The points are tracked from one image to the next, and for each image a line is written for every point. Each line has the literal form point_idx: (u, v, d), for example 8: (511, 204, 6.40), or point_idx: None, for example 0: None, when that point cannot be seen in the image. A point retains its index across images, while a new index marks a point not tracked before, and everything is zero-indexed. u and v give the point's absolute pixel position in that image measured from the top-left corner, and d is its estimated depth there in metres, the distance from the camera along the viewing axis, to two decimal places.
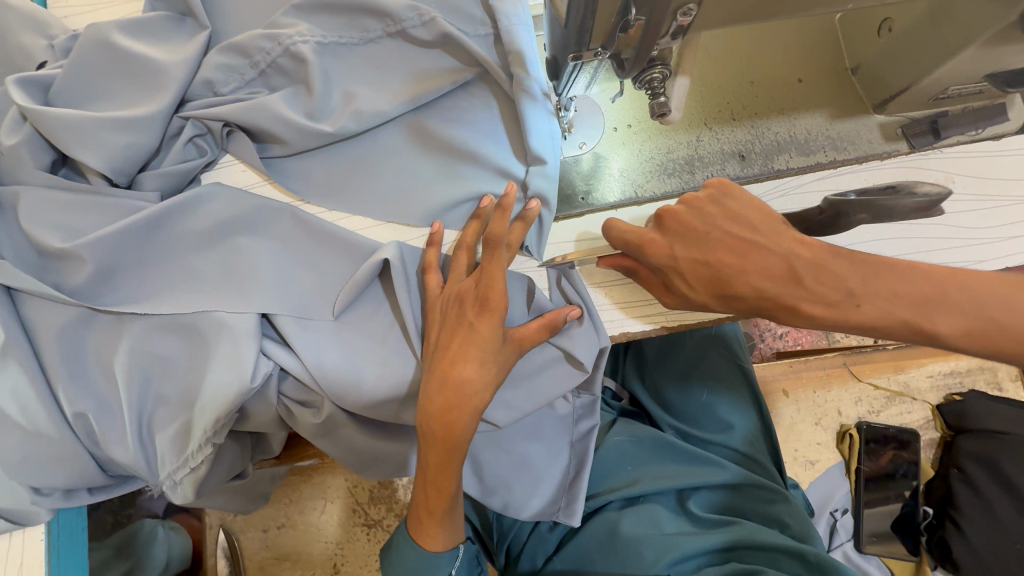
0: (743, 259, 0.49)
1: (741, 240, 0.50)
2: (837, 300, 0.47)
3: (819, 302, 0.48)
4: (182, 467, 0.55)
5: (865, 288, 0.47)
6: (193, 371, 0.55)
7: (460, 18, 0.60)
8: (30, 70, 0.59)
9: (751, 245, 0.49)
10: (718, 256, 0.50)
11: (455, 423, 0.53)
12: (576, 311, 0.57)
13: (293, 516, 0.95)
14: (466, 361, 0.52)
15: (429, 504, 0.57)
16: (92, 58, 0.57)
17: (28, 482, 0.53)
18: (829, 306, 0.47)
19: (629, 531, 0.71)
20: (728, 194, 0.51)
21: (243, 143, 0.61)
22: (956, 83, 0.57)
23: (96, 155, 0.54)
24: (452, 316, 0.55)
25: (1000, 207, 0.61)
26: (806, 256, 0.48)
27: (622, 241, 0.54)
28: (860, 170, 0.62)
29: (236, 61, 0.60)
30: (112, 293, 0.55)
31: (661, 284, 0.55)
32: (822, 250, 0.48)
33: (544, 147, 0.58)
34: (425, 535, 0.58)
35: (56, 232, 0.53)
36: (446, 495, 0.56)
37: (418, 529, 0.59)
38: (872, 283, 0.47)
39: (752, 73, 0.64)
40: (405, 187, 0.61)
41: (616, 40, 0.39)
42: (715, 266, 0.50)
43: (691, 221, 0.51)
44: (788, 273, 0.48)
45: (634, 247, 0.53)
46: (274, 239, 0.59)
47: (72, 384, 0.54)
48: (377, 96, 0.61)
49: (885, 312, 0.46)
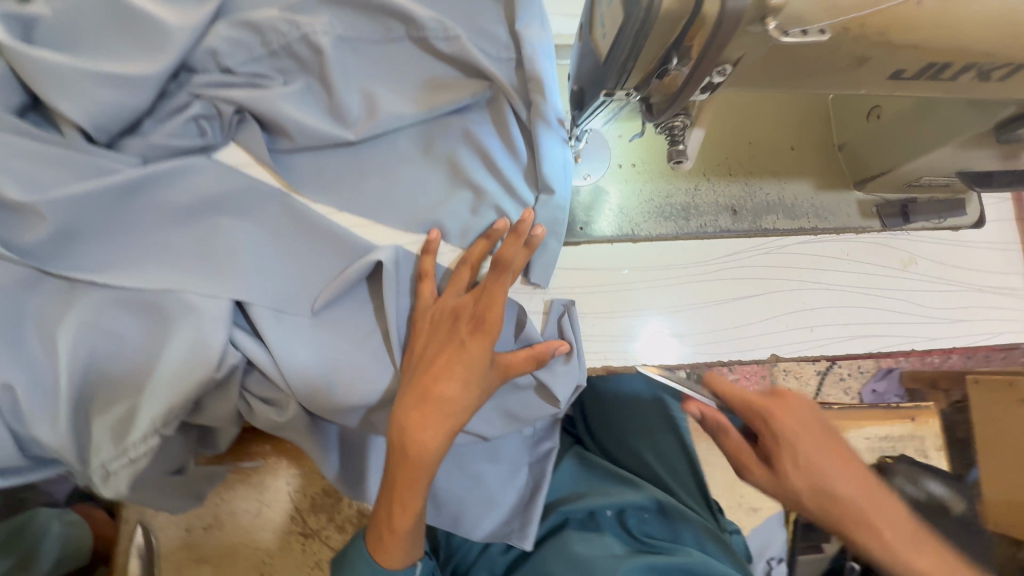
0: (812, 442, 0.51)
1: (821, 424, 0.53)
2: (874, 490, 0.50)
3: (875, 497, 0.50)
4: (119, 457, 0.50)
5: (918, 541, 0.49)
6: (148, 353, 0.51)
7: (484, 39, 0.61)
8: None
9: (833, 434, 0.52)
10: (784, 428, 0.52)
11: (427, 438, 0.50)
12: (564, 348, 0.57)
13: (223, 517, 0.88)
14: (449, 378, 0.51)
15: (390, 522, 0.54)
16: (90, 6, 0.53)
17: None
18: (894, 556, 0.48)
19: (582, 552, 0.71)
20: (811, 410, 0.53)
21: (253, 132, 0.58)
22: (930, 173, 0.62)
23: (77, 107, 0.50)
24: (441, 330, 0.54)
25: (953, 291, 0.67)
26: (862, 489, 0.50)
27: (734, 396, 0.54)
28: (836, 240, 0.67)
29: (245, 36, 0.57)
30: (70, 257, 0.50)
31: (757, 460, 0.54)
32: (875, 490, 0.51)
33: (555, 176, 0.59)
34: (386, 554, 0.55)
35: (15, 182, 0.48)
36: (410, 513, 0.53)
37: (378, 548, 0.55)
38: (921, 535, 0.50)
39: (751, 135, 0.68)
40: (407, 191, 0.60)
41: (651, 85, 0.40)
42: (787, 441, 0.52)
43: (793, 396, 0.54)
44: (847, 458, 0.52)
45: (732, 396, 0.54)
46: (259, 224, 0.56)
47: (4, 352, 0.48)
48: (391, 97, 0.60)
49: (937, 563, 0.48)
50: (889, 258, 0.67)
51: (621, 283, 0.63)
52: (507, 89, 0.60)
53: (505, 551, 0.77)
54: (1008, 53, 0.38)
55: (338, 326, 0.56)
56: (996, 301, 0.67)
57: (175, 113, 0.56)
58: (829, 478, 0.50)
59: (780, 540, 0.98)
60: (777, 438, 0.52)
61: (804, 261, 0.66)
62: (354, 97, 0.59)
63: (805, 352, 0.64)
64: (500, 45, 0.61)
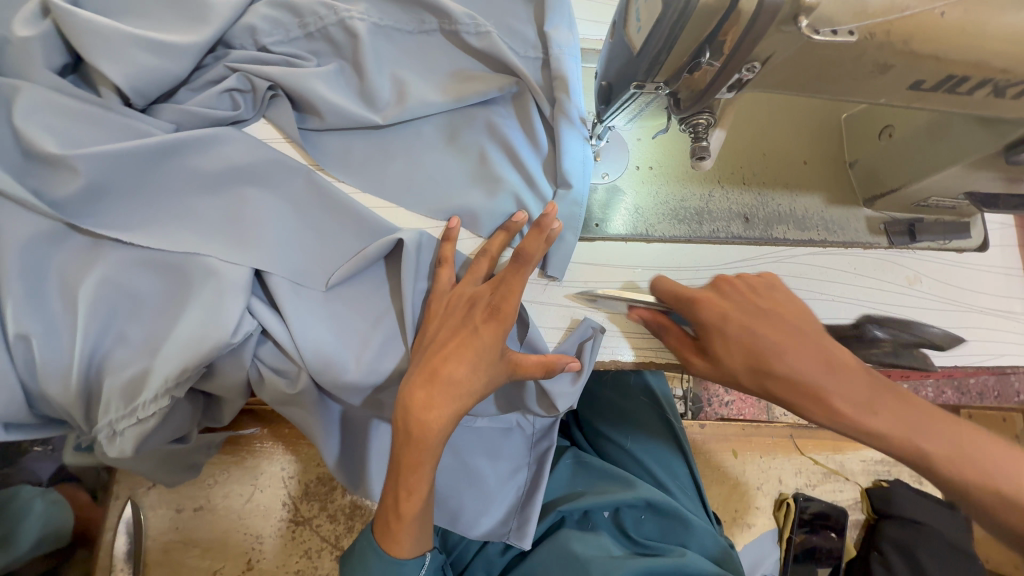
0: (773, 325, 0.53)
1: (758, 305, 0.55)
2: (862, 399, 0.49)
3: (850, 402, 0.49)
4: (128, 416, 0.50)
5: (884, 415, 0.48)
6: (165, 315, 0.51)
7: (513, 37, 0.63)
8: None
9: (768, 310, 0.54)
10: (734, 314, 0.54)
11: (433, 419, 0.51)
12: (575, 365, 0.57)
13: (215, 499, 0.87)
14: (459, 361, 0.52)
15: (397, 507, 0.54)
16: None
17: None
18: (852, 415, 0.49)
19: (580, 551, 0.70)
20: (774, 286, 0.57)
21: (284, 110, 0.59)
22: (937, 193, 0.64)
23: (117, 69, 0.51)
24: (457, 316, 0.54)
25: (957, 311, 0.68)
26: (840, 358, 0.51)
27: (670, 293, 0.57)
28: (844, 254, 0.68)
29: (285, 17, 0.59)
30: (97, 214, 0.51)
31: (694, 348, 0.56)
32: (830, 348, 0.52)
33: (574, 172, 0.60)
34: (391, 540, 0.55)
35: (52, 137, 0.49)
36: (415, 499, 0.53)
37: (384, 534, 0.55)
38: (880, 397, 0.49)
39: (765, 147, 0.69)
40: (429, 176, 0.61)
41: (681, 79, 0.42)
42: (731, 319, 0.53)
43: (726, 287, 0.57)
44: (824, 353, 0.51)
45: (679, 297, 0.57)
46: (283, 197, 0.57)
47: (25, 303, 0.48)
48: (420, 85, 0.62)
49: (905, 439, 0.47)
50: (896, 275, 0.68)
51: (633, 281, 0.64)
52: (532, 85, 0.62)
53: (503, 551, 0.76)
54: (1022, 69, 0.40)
55: (354, 304, 0.57)
56: (998, 323, 0.69)
57: (210, 84, 0.57)
58: (783, 355, 0.51)
59: (773, 558, 0.97)
60: (707, 327, 0.54)
61: (811, 273, 0.67)
62: (384, 82, 0.61)
63: None
64: (528, 44, 0.63)
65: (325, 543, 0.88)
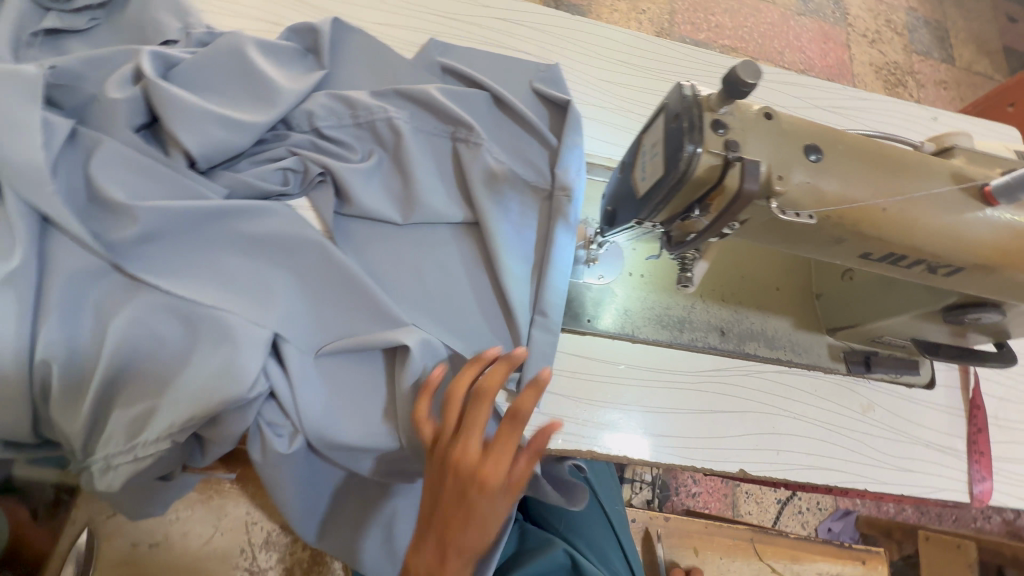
0: None
1: None
2: None
3: None
4: (125, 453, 0.53)
5: None
6: (180, 362, 0.55)
7: (527, 159, 0.74)
8: (158, 43, 0.64)
9: None
10: None
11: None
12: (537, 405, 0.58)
13: (173, 536, 0.85)
14: (471, 533, 0.47)
15: None
16: (221, 61, 0.64)
17: None
18: None
19: None
20: None
21: (326, 189, 0.67)
22: (890, 334, 0.71)
23: (192, 138, 0.58)
24: (443, 497, 0.48)
25: (904, 441, 0.75)
26: None
27: None
28: (805, 375, 0.75)
29: (340, 108, 0.68)
30: (140, 259, 0.56)
31: None
32: None
33: (561, 259, 0.69)
34: None
35: (122, 189, 0.56)
36: None
37: None
38: None
39: (744, 270, 0.78)
40: (441, 261, 0.69)
41: (674, 222, 0.50)
42: None
43: None
44: None
45: None
46: (307, 268, 0.62)
47: (57, 328, 0.52)
48: (444, 183, 0.71)
49: None
50: (850, 401, 0.75)
51: (613, 376, 0.70)
52: (539, 185, 0.73)
53: None
54: (946, 257, 0.48)
55: (357, 369, 0.62)
56: (941, 458, 0.75)
57: (267, 160, 0.65)
58: None
59: None
60: None
61: (773, 389, 0.74)
62: (418, 172, 0.69)
63: (768, 473, 0.69)
64: (543, 161, 0.74)
65: None
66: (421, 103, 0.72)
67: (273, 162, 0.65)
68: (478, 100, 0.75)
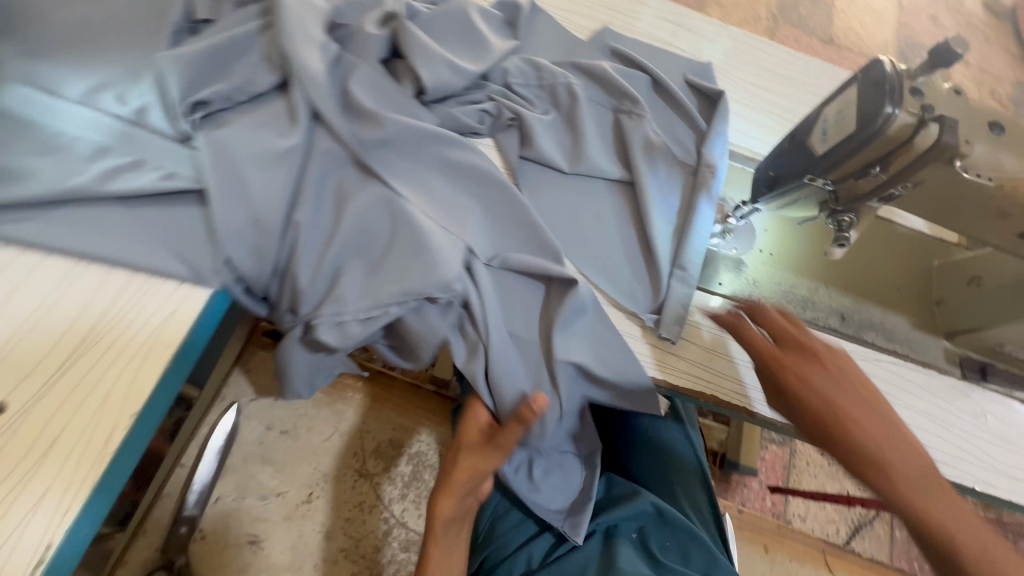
0: (863, 414, 0.63)
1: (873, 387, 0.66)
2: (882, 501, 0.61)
3: (903, 477, 0.60)
4: (342, 313, 0.62)
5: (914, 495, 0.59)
6: (391, 250, 0.65)
7: (680, 136, 0.83)
8: None
9: (879, 403, 0.64)
10: (842, 405, 0.63)
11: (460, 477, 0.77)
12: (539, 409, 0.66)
13: (301, 429, 1.03)
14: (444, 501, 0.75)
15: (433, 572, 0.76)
16: (448, 18, 0.77)
17: (229, 252, 0.62)
18: (880, 503, 0.61)
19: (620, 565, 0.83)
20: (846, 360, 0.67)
21: (511, 134, 0.78)
22: (1013, 341, 0.75)
23: (427, 72, 0.71)
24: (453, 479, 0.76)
25: (1015, 452, 0.76)
26: (899, 467, 0.60)
27: (778, 329, 0.69)
28: (922, 372, 0.78)
29: (531, 69, 0.80)
30: (375, 161, 0.67)
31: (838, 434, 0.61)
32: (873, 401, 0.64)
33: (702, 224, 0.77)
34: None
35: (371, 99, 0.68)
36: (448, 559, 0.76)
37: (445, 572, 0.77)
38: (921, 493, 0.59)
39: (866, 267, 0.83)
40: (597, 209, 0.78)
41: (846, 182, 0.56)
42: (836, 410, 0.63)
43: (835, 368, 0.66)
44: (893, 436, 0.62)
45: (797, 382, 0.64)
46: (492, 200, 0.72)
47: (308, 202, 0.64)
48: (607, 143, 0.80)
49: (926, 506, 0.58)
50: (964, 405, 0.78)
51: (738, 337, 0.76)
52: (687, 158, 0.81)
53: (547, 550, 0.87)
54: None
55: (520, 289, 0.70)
56: None
57: (470, 102, 0.77)
58: (888, 463, 0.60)
59: None
60: (890, 484, 0.60)
61: (890, 378, 0.77)
62: (589, 129, 0.79)
63: None
64: (693, 140, 0.83)
65: (376, 500, 1.01)
66: (596, 78, 0.83)
67: (474, 105, 0.76)
68: (643, 81, 0.84)
